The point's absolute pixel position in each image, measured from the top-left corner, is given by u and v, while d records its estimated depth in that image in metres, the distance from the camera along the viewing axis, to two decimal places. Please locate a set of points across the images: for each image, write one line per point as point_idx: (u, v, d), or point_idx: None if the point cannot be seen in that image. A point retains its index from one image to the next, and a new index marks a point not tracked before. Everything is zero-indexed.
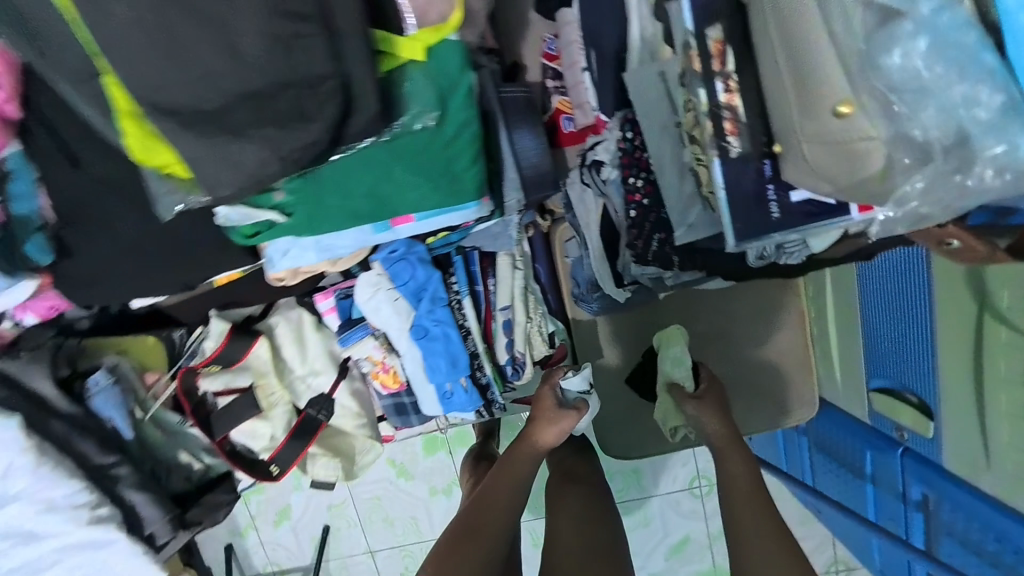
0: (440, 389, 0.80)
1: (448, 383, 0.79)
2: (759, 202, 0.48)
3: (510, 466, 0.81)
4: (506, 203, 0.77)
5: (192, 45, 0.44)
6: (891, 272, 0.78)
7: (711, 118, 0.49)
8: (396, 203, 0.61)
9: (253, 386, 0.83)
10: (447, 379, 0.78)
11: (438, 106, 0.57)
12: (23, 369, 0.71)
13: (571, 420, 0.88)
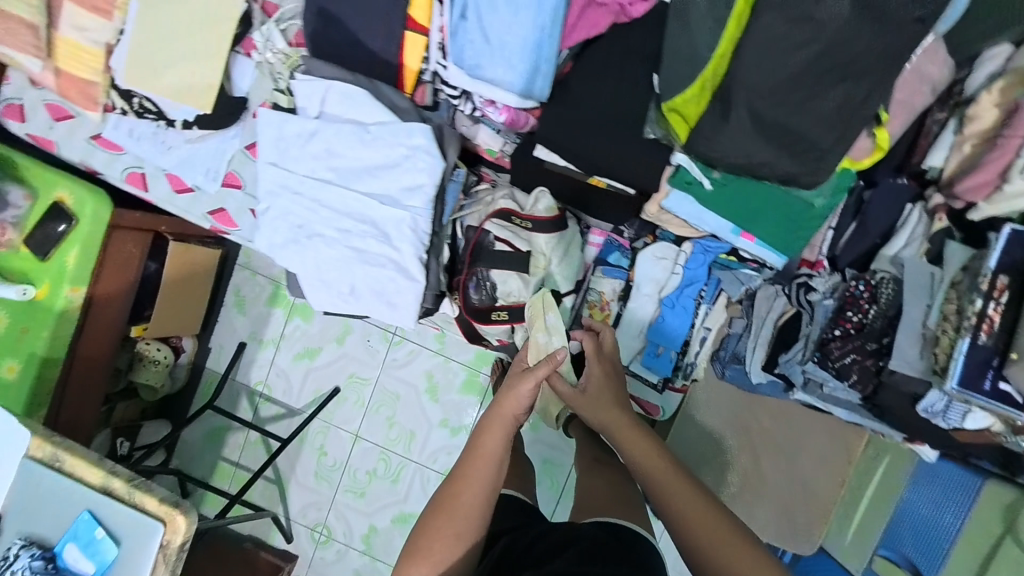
0: (655, 346, 1.07)
1: (663, 347, 1.07)
2: (980, 375, 0.79)
3: (478, 445, 0.76)
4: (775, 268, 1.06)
5: (793, 90, 0.74)
6: (940, 478, 1.09)
7: (978, 316, 0.81)
8: (758, 226, 0.91)
9: (530, 252, 1.05)
10: (665, 344, 1.07)
11: (830, 197, 0.87)
12: (448, 135, 0.92)
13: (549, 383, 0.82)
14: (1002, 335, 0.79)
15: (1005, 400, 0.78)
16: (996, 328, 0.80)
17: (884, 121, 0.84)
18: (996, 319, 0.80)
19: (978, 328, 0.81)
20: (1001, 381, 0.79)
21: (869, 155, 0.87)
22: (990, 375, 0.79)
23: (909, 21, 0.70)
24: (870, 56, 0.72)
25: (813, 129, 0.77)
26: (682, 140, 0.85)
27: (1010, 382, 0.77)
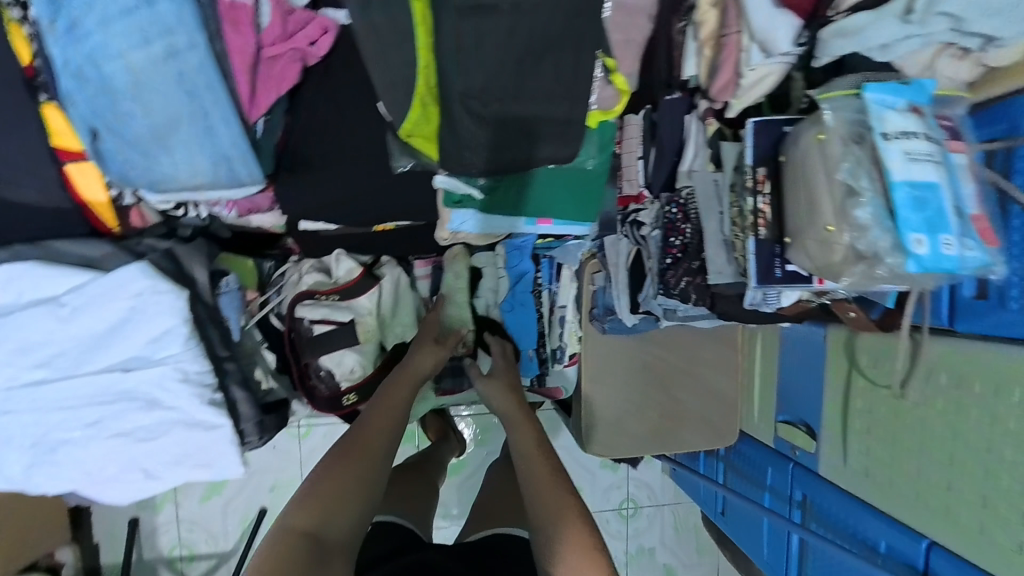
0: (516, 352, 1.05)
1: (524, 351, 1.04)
2: (772, 263, 0.86)
3: (387, 394, 0.88)
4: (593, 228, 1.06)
5: (505, 83, 0.70)
6: (801, 342, 1.22)
7: (754, 211, 0.88)
8: (547, 209, 0.88)
9: (354, 320, 0.95)
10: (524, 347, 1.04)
11: (596, 156, 0.87)
12: (185, 253, 0.78)
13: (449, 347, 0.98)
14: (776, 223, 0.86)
15: (796, 279, 0.86)
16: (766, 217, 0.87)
17: (614, 68, 0.85)
18: (763, 209, 0.87)
19: (756, 224, 0.87)
20: (787, 265, 0.86)
21: (619, 101, 0.88)
22: (777, 264, 0.86)
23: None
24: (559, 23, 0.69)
25: (543, 111, 0.74)
26: (430, 156, 0.77)
27: (791, 264, 0.85)
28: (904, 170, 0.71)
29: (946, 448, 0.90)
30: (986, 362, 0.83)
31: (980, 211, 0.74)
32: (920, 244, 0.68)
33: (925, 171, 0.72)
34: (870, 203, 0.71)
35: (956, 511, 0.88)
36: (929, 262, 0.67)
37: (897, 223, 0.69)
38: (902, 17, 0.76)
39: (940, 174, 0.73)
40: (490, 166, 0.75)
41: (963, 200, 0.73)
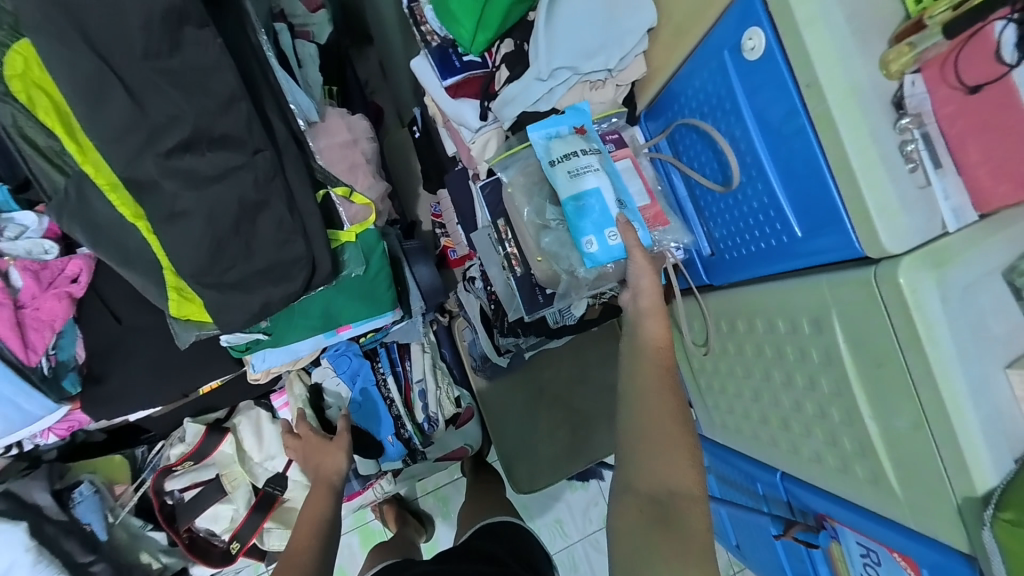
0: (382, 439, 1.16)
1: (386, 436, 1.15)
2: (536, 290, 1.04)
3: (311, 500, 0.86)
4: (412, 306, 1.17)
5: (226, 256, 0.82)
6: None
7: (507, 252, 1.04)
8: (339, 319, 1.01)
9: (218, 474, 1.05)
10: (384, 432, 1.15)
11: (365, 267, 0.99)
12: (23, 486, 0.89)
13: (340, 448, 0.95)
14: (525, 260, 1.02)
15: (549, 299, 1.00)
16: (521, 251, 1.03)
17: (350, 191, 0.98)
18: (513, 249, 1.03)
19: (513, 263, 1.04)
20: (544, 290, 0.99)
21: (368, 212, 1.00)
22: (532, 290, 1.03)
23: (253, 155, 0.82)
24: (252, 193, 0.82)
25: (276, 261, 0.86)
26: (208, 321, 0.88)
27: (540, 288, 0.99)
28: (571, 185, 0.87)
29: (748, 386, 0.97)
30: (734, 302, 0.93)
31: (648, 201, 0.92)
32: (591, 244, 0.87)
33: (589, 182, 0.88)
34: (554, 229, 0.93)
35: (775, 437, 0.94)
36: (601, 257, 0.87)
37: (573, 232, 0.88)
38: (537, 77, 0.92)
39: (602, 178, 0.89)
40: (247, 316, 0.86)
41: (625, 193, 0.90)
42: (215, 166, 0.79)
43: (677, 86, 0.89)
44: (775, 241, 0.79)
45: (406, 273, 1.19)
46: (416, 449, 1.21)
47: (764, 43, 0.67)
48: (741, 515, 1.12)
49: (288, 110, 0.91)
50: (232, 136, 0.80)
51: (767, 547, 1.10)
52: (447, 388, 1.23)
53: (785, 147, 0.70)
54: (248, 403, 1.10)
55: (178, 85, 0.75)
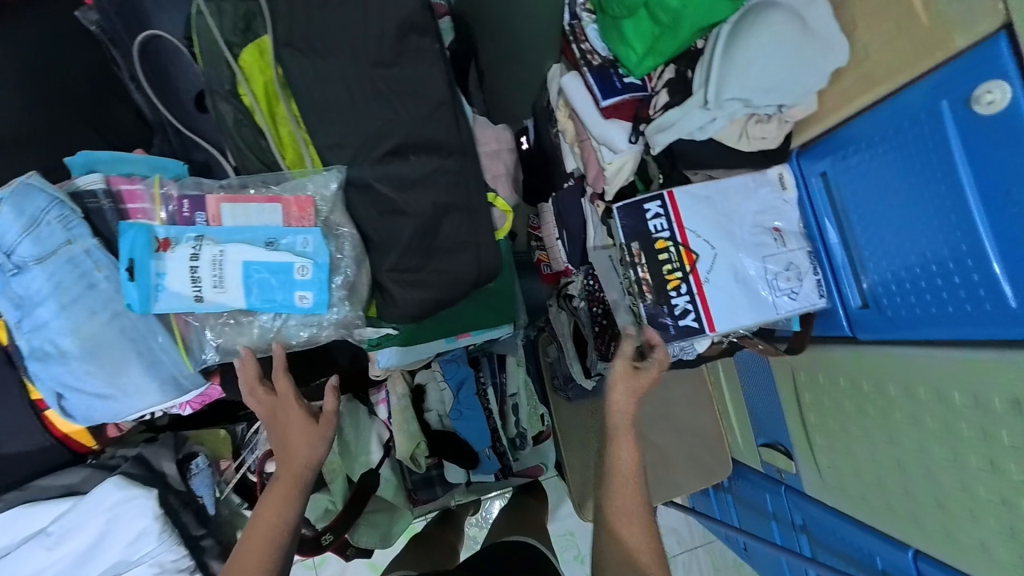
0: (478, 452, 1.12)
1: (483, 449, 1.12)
2: (669, 330, 0.97)
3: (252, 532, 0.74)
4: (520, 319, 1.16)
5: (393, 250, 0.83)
6: (759, 378, 1.25)
7: (639, 278, 0.99)
8: (465, 326, 1.00)
9: (319, 462, 1.05)
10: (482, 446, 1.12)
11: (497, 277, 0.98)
12: (154, 452, 0.89)
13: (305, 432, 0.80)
14: (658, 293, 0.97)
15: (686, 332, 0.96)
16: (666, 286, 0.97)
17: (494, 197, 0.99)
18: (649, 276, 0.98)
19: (643, 290, 0.98)
20: (680, 320, 0.96)
21: (505, 219, 1.00)
22: (666, 324, 0.97)
23: (445, 158, 0.82)
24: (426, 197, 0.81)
25: (431, 273, 0.86)
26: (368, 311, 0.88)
27: (673, 322, 0.96)
28: (225, 301, 0.77)
29: (892, 455, 0.89)
30: (890, 368, 0.87)
31: (280, 203, 0.78)
32: (298, 299, 0.78)
33: (219, 272, 0.76)
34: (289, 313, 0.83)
35: (925, 518, 0.86)
36: (320, 300, 0.78)
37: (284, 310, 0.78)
38: (702, 106, 0.90)
39: (228, 250, 0.77)
40: (422, 312, 0.88)
41: (252, 231, 0.78)
42: (417, 170, 0.81)
43: (855, 130, 0.86)
44: (970, 308, 0.73)
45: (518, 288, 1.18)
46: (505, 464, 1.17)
47: (1008, 98, 0.62)
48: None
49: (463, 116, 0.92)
50: (434, 140, 0.80)
51: None
52: (537, 406, 1.21)
53: (1011, 213, 0.65)
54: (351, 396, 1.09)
55: (398, 90, 0.76)
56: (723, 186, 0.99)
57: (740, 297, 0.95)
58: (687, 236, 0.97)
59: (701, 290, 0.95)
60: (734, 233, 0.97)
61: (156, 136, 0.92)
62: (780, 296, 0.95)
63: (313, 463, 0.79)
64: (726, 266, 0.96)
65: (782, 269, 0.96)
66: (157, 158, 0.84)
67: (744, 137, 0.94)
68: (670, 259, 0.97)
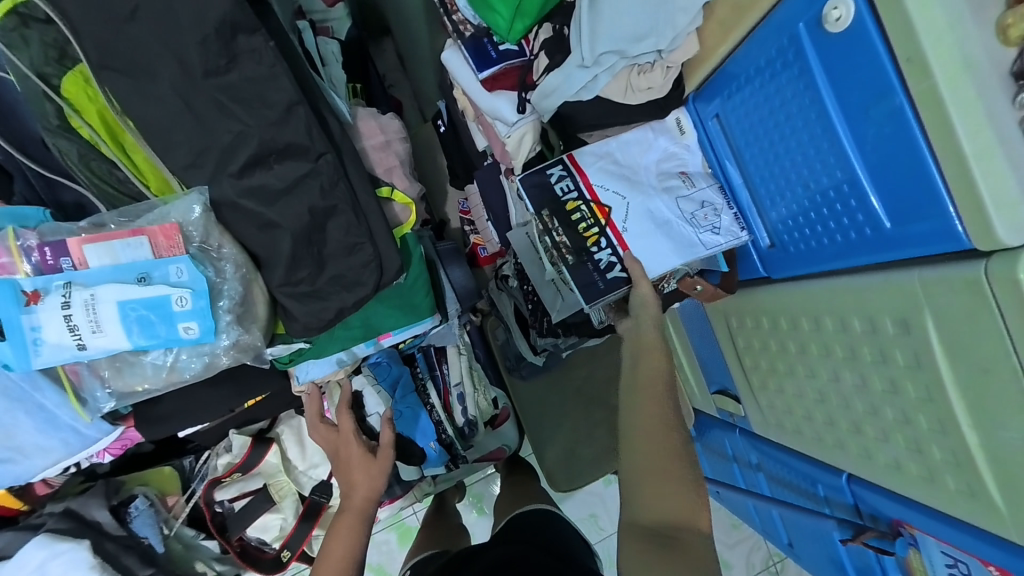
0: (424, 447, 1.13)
1: (429, 443, 1.13)
2: (597, 285, 0.93)
3: (328, 550, 0.80)
4: (448, 310, 1.15)
5: (280, 263, 0.81)
6: (702, 328, 1.26)
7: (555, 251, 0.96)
8: (382, 326, 0.98)
9: (265, 484, 1.05)
10: (428, 441, 1.13)
11: (407, 272, 0.96)
12: (82, 503, 0.87)
13: (372, 464, 0.90)
14: (578, 252, 0.93)
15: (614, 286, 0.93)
16: (584, 244, 0.93)
17: (390, 190, 0.95)
18: (567, 235, 0.94)
19: (562, 253, 0.94)
20: (607, 274, 0.93)
21: (409, 213, 0.96)
22: (595, 282, 0.93)
23: (316, 161, 0.78)
24: (297, 205, 0.79)
25: (322, 282, 0.84)
26: (274, 329, 0.88)
27: (602, 278, 0.93)
28: (106, 344, 0.74)
29: (813, 388, 0.90)
30: (799, 302, 0.86)
31: (146, 235, 0.75)
32: (183, 332, 0.75)
33: (90, 316, 0.72)
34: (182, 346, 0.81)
35: (847, 446, 0.87)
36: (205, 329, 0.75)
37: (170, 345, 0.75)
38: (579, 65, 0.86)
39: (96, 292, 0.73)
40: (322, 324, 0.86)
41: (121, 268, 0.74)
42: (284, 179, 0.77)
43: (735, 66, 0.83)
44: (854, 235, 0.73)
45: (441, 279, 1.16)
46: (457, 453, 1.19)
47: (852, 13, 0.60)
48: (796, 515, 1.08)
49: (336, 110, 0.87)
50: (296, 145, 0.76)
51: (828, 551, 1.04)
52: (484, 390, 1.21)
53: (872, 132, 0.64)
54: (290, 412, 1.08)
55: (239, 99, 0.72)
56: (620, 140, 0.95)
57: (661, 241, 0.92)
58: (596, 193, 0.94)
59: (621, 241, 0.92)
60: (641, 181, 0.94)
61: (17, 182, 0.86)
62: (703, 232, 0.91)
63: (372, 496, 0.87)
64: (640, 214, 0.93)
65: (695, 209, 0.93)
66: (11, 209, 0.79)
67: (629, 91, 0.90)
68: (585, 217, 0.93)
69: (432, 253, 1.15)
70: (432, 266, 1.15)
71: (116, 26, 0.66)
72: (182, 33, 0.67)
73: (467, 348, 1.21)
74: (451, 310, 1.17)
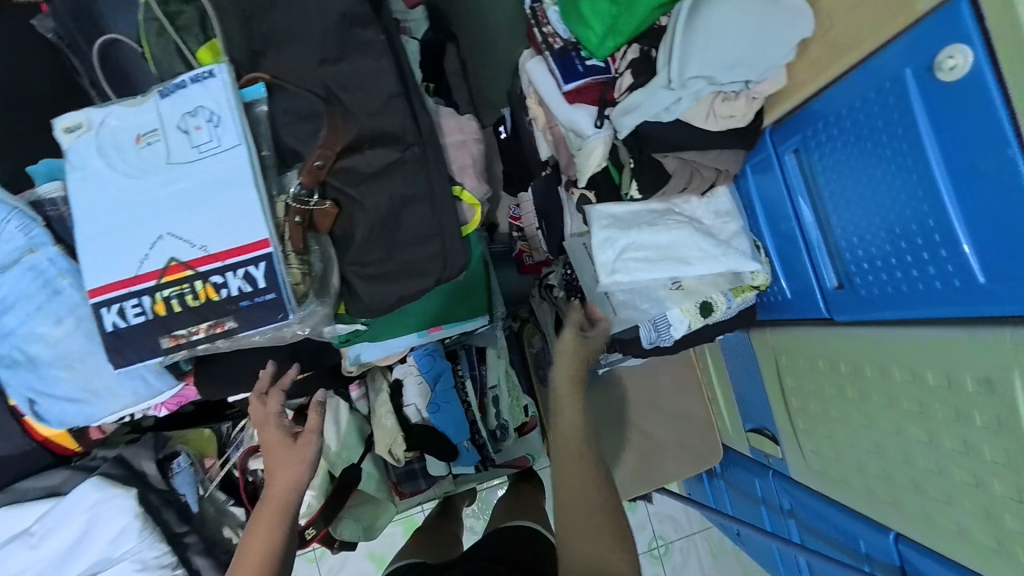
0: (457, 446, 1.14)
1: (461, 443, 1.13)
2: (266, 310, 0.72)
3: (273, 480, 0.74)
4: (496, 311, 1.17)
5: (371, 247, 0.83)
6: (745, 362, 1.25)
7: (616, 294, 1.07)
8: (437, 319, 0.99)
9: None
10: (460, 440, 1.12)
11: (467, 270, 0.97)
12: (132, 453, 0.91)
13: (302, 449, 0.76)
14: (206, 325, 0.72)
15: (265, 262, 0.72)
16: (216, 308, 0.71)
17: (460, 190, 0.97)
18: (179, 326, 0.72)
19: (217, 326, 0.72)
20: (255, 291, 0.71)
21: (474, 212, 0.97)
22: (258, 294, 0.72)
23: (403, 151, 0.81)
24: (387, 186, 0.82)
25: (389, 268, 0.84)
26: (336, 309, 0.87)
27: (250, 285, 0.71)
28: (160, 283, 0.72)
29: (869, 440, 0.88)
30: (862, 348, 0.85)
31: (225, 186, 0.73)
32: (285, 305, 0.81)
33: (156, 254, 0.71)
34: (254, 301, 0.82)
35: (901, 500, 0.84)
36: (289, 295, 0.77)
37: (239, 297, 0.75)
38: (666, 85, 0.87)
39: (169, 238, 0.72)
40: (384, 308, 0.86)
41: (194, 215, 0.72)
42: (374, 164, 0.80)
43: (824, 104, 0.83)
44: (940, 285, 0.71)
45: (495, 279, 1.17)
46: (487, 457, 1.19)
47: (969, 64, 0.60)
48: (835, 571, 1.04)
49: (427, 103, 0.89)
50: (391, 133, 0.79)
51: None
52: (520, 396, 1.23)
53: (977, 184, 0.62)
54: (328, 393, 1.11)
55: (347, 89, 0.75)
56: (160, 198, 0.72)
57: (219, 187, 0.72)
58: (141, 278, 0.72)
59: (224, 255, 0.71)
60: (138, 187, 0.73)
61: None
62: (183, 141, 0.73)
63: (293, 487, 0.74)
64: (149, 196, 0.72)
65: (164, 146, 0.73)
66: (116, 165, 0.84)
67: (711, 116, 0.91)
68: (175, 292, 0.71)
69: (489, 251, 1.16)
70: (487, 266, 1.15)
71: (258, 12, 0.71)
72: (304, 19, 0.72)
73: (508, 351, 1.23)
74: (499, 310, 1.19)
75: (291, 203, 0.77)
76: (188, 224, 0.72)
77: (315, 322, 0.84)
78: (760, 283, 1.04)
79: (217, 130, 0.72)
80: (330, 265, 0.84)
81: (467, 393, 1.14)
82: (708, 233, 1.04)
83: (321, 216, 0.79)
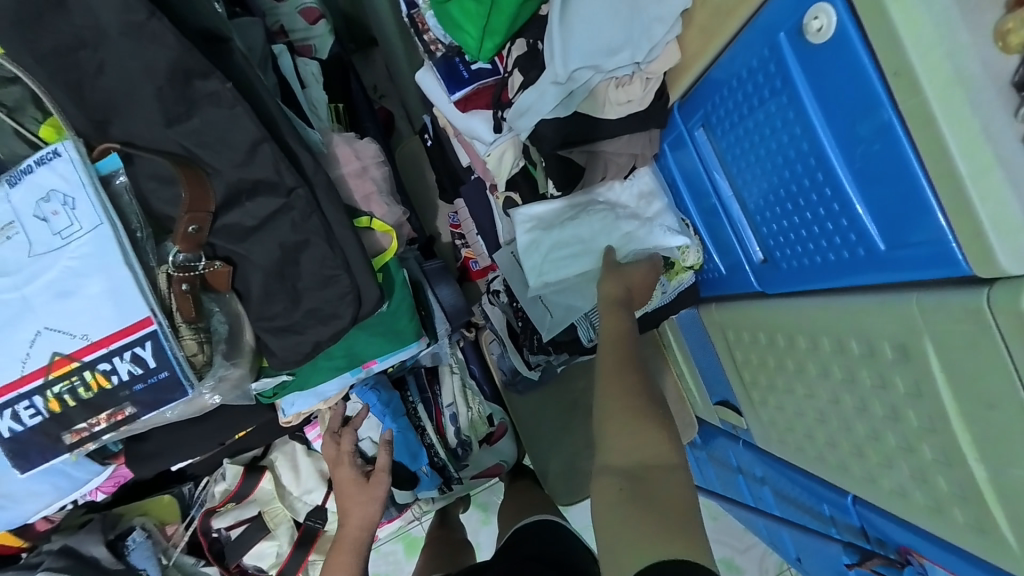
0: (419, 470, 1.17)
1: (421, 467, 1.16)
2: (167, 390, 0.70)
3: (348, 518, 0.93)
4: (437, 330, 1.14)
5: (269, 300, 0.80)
6: (701, 338, 1.22)
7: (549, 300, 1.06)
8: (366, 356, 0.97)
9: (260, 512, 1.06)
10: (419, 464, 1.16)
11: (387, 301, 0.94)
12: (80, 539, 0.93)
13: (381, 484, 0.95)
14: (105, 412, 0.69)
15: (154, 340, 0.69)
16: (111, 397, 0.69)
17: (369, 219, 0.92)
18: (78, 421, 0.69)
19: (118, 415, 0.70)
20: (149, 374, 0.69)
21: (389, 239, 0.93)
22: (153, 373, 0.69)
23: (288, 196, 0.76)
24: (276, 235, 0.77)
25: (296, 319, 0.81)
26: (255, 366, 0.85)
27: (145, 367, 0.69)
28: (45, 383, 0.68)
29: (811, 408, 0.86)
30: (790, 321, 0.83)
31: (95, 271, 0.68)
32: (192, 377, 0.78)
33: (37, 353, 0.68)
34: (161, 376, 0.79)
35: (848, 468, 0.83)
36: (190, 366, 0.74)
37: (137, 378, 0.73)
38: (554, 80, 0.82)
39: (45, 332, 0.68)
40: (301, 357, 0.83)
41: (68, 306, 0.68)
42: (256, 216, 0.75)
43: (718, 73, 0.78)
44: (847, 254, 0.68)
45: (430, 299, 1.15)
46: (452, 475, 1.22)
47: (834, 23, 0.56)
48: (807, 538, 1.04)
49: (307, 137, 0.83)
50: (265, 180, 0.74)
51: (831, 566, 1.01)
52: (478, 409, 1.22)
53: (861, 150, 0.59)
54: (283, 439, 1.09)
55: (205, 145, 0.71)
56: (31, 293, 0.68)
57: (88, 273, 0.68)
58: (27, 378, 0.68)
59: (108, 340, 0.68)
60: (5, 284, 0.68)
61: None
62: (43, 230, 0.68)
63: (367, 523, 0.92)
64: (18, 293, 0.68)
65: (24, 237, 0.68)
66: None
67: (607, 105, 0.87)
68: (65, 386, 0.68)
69: (417, 272, 1.13)
70: (418, 288, 1.13)
71: (88, 80, 0.67)
72: (136, 81, 0.67)
73: (458, 368, 1.22)
74: (442, 328, 1.15)
75: (173, 274, 0.73)
76: (64, 315, 0.68)
77: (231, 385, 0.82)
78: (692, 261, 1.02)
79: (74, 213, 0.68)
80: (235, 326, 0.81)
81: (422, 418, 1.16)
82: (630, 217, 1.02)
83: (213, 278, 0.76)
